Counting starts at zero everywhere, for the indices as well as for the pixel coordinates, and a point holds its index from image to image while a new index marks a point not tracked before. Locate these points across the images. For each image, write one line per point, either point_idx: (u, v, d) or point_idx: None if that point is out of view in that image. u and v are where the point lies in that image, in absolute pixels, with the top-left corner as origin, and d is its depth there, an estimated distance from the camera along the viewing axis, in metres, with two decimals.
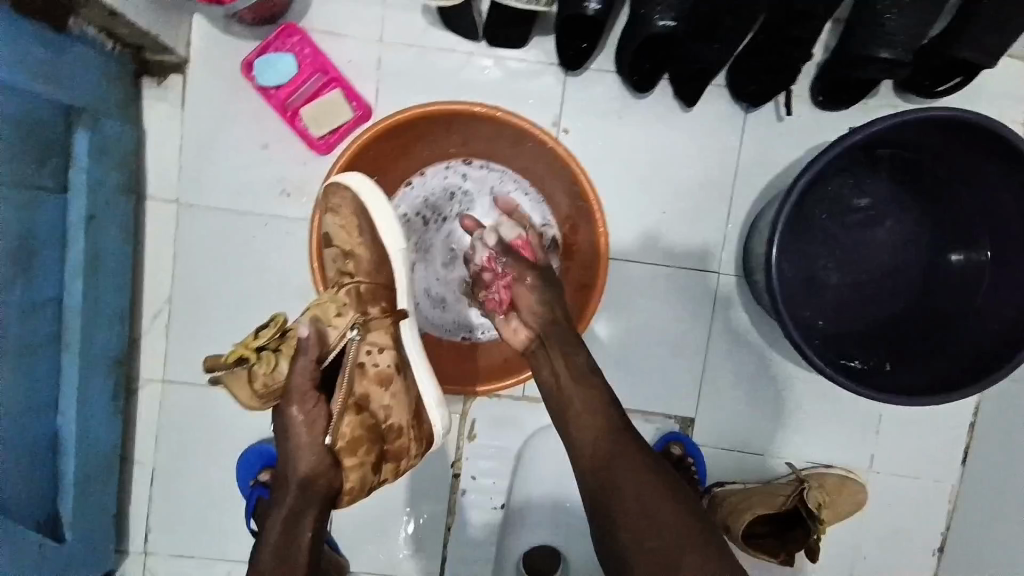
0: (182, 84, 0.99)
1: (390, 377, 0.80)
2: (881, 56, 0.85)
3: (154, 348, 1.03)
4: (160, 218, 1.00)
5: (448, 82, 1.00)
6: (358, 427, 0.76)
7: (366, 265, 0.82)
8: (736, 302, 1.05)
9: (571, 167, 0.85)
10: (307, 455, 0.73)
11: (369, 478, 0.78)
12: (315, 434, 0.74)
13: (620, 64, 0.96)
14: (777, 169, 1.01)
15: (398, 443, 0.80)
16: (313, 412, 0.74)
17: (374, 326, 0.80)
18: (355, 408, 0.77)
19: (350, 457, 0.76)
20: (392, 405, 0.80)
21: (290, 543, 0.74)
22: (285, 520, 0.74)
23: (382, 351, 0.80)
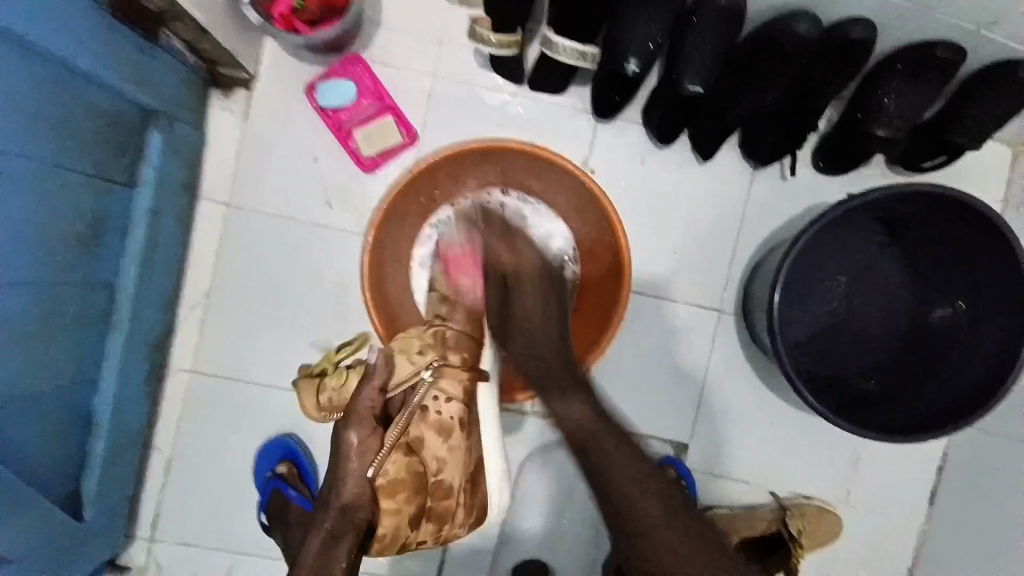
0: (245, 97, 1.07)
1: (450, 429, 0.91)
2: (878, 133, 0.97)
3: (188, 338, 1.08)
4: (209, 216, 1.08)
5: (491, 118, 1.10)
6: (401, 468, 0.87)
7: (457, 316, 0.96)
8: (735, 339, 1.14)
9: (605, 209, 0.99)
10: (354, 475, 0.84)
11: (404, 529, 0.87)
12: (363, 463, 0.85)
13: (648, 117, 1.07)
14: (779, 222, 1.12)
15: (443, 504, 0.90)
16: (367, 442, 0.85)
17: (447, 374, 0.92)
18: (406, 449, 0.88)
19: (388, 496, 0.86)
20: (444, 458, 0.90)
21: (324, 566, 0.80)
22: (321, 543, 0.81)
23: (449, 402, 0.92)
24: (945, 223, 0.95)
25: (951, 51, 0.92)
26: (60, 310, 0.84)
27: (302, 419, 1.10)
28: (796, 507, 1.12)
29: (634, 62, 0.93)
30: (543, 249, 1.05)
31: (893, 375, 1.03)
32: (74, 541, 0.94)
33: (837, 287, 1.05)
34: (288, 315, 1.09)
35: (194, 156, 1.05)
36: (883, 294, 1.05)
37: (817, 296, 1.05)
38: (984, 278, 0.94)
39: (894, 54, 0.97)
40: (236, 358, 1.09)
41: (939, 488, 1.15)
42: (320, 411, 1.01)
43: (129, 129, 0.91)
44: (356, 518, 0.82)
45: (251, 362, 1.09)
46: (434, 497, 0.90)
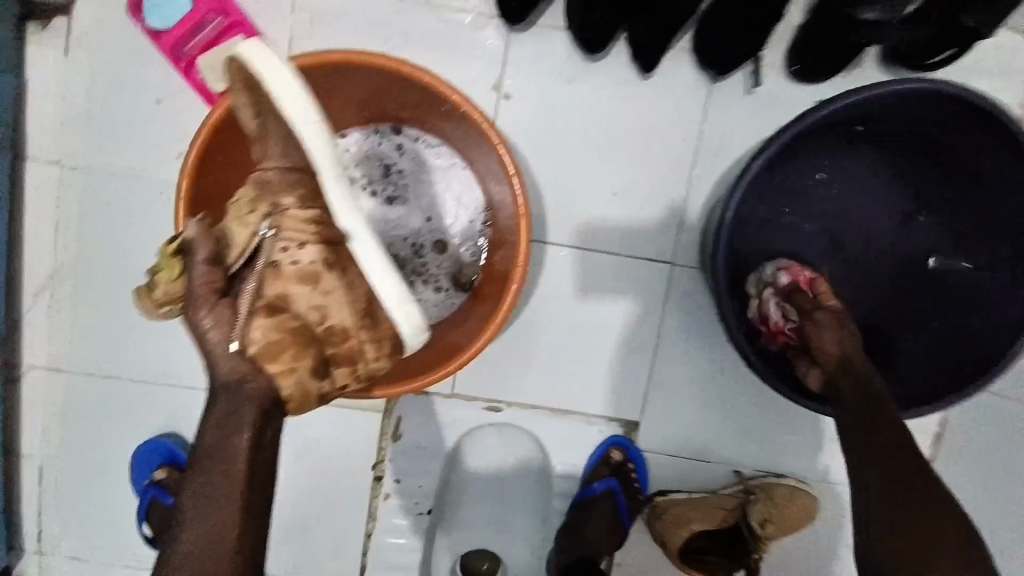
0: (64, 27, 0.86)
1: (317, 274, 0.64)
2: (864, 17, 0.72)
3: (37, 328, 0.91)
4: (42, 180, 0.88)
5: (372, 33, 0.87)
6: (271, 332, 0.62)
7: (274, 147, 0.66)
8: (692, 295, 0.95)
9: (469, 114, 0.74)
10: (223, 360, 0.63)
11: (312, 385, 0.65)
12: (223, 339, 0.62)
13: (568, 18, 0.84)
14: (745, 148, 0.90)
15: (346, 346, 0.66)
16: (218, 314, 0.62)
17: (290, 219, 0.65)
18: (271, 311, 0.63)
19: (271, 362, 0.63)
20: (325, 303, 0.65)
21: (220, 453, 0.62)
22: (218, 427, 0.62)
23: (302, 246, 0.64)
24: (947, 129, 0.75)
25: None
26: None
27: (185, 413, 0.95)
28: (767, 488, 0.94)
29: None
30: (454, 201, 0.86)
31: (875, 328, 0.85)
32: None
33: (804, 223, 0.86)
34: None
35: (8, 105, 0.84)
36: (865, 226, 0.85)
37: (783, 235, 0.86)
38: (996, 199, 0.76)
39: None
40: (99, 348, 0.92)
41: (940, 456, 0.98)
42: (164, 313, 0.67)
43: None
44: (249, 391, 0.63)
45: (113, 353, 0.92)
46: (332, 346, 0.65)
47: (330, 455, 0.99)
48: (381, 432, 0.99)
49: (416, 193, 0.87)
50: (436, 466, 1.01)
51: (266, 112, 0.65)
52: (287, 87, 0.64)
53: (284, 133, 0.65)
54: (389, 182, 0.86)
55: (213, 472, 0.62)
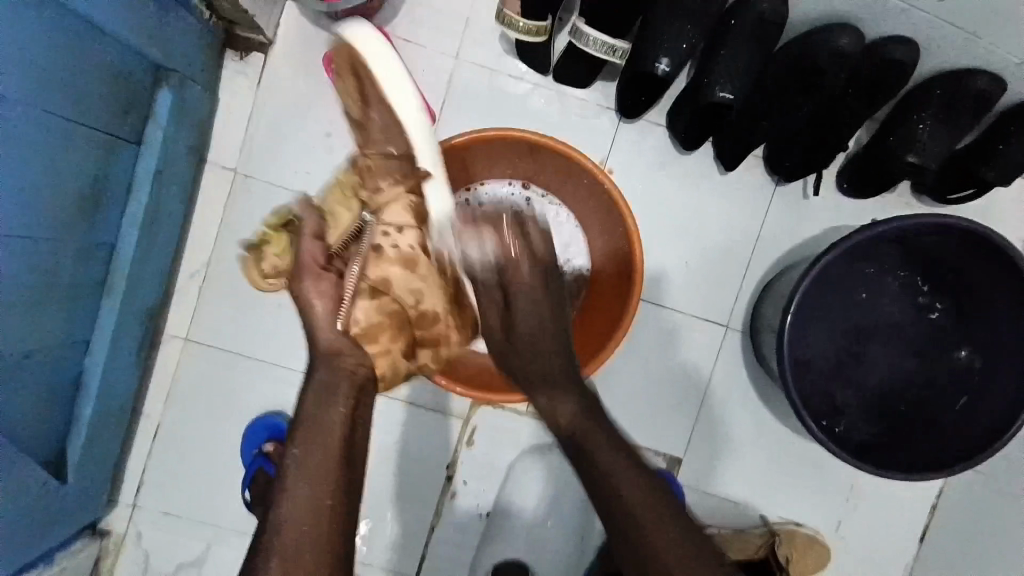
0: (262, 63, 1.03)
1: (413, 259, 0.85)
2: (908, 158, 0.93)
3: (183, 305, 1.06)
4: (215, 185, 1.05)
5: (510, 106, 1.06)
6: (377, 312, 0.83)
7: (376, 137, 0.88)
8: (739, 355, 1.12)
9: (606, 185, 0.93)
10: (326, 330, 0.78)
11: (399, 362, 0.86)
12: (331, 316, 0.78)
13: (673, 121, 1.03)
14: (796, 241, 1.09)
15: (432, 328, 0.89)
16: (323, 292, 0.78)
17: (390, 212, 0.86)
18: (374, 292, 0.83)
19: (373, 342, 0.83)
20: (420, 288, 0.86)
21: (320, 419, 0.72)
22: (317, 395, 0.74)
23: (401, 235, 0.85)
24: (960, 246, 0.90)
25: (992, 80, 0.89)
26: (52, 270, 0.81)
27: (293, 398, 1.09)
28: (787, 533, 1.10)
29: (664, 63, 0.90)
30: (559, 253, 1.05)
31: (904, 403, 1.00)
32: (58, 504, 0.92)
33: (852, 307, 1.00)
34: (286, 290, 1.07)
35: (205, 120, 1.02)
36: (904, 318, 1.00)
37: (834, 324, 1.00)
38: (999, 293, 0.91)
39: (932, 78, 0.94)
40: (234, 331, 1.07)
41: (933, 524, 1.13)
42: (267, 282, 1.00)
43: (138, 87, 0.87)
44: (346, 364, 0.76)
45: (244, 336, 1.07)
46: (421, 326, 0.89)
47: (409, 451, 1.14)
48: (459, 436, 1.14)
49: None
50: (498, 475, 1.14)
51: (370, 106, 0.88)
52: (394, 76, 0.86)
53: (386, 127, 0.87)
54: None
55: (313, 439, 0.71)
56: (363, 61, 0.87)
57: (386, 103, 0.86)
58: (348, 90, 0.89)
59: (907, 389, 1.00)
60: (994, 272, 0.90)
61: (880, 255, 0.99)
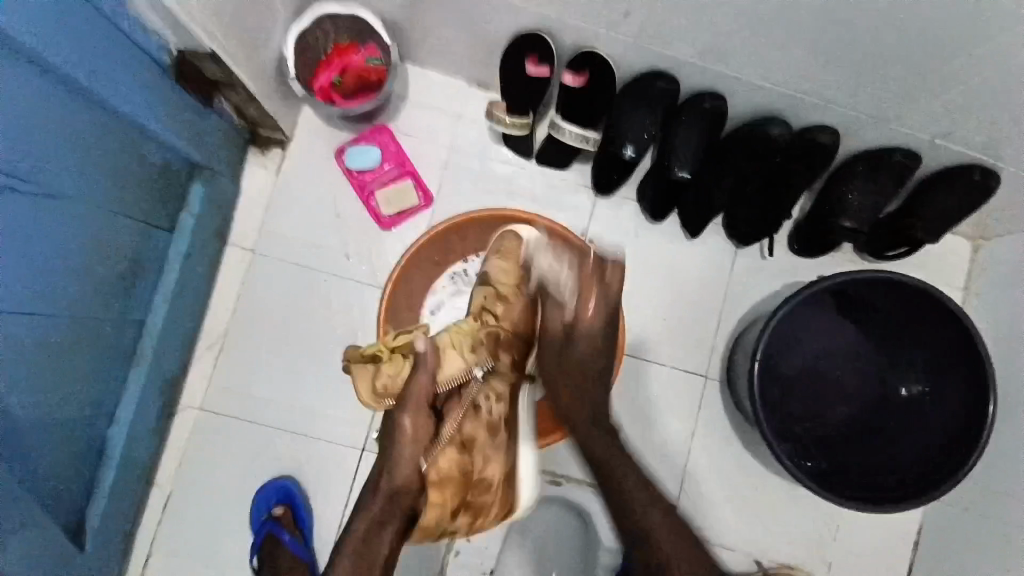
0: (281, 156, 1.17)
1: (499, 428, 0.92)
2: (844, 223, 1.09)
3: (200, 375, 1.14)
4: (234, 263, 1.15)
5: (499, 186, 1.21)
6: (454, 464, 0.87)
7: (512, 313, 0.98)
8: (719, 403, 1.21)
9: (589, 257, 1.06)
10: (407, 466, 0.86)
11: (445, 519, 0.89)
12: (415, 451, 0.86)
13: (642, 197, 1.19)
14: (760, 296, 1.22)
15: (484, 497, 0.90)
16: (420, 425, 0.87)
17: (498, 377, 0.94)
18: (459, 446, 0.88)
19: (437, 490, 0.87)
20: (493, 456, 0.91)
21: (369, 554, 0.82)
22: (369, 527, 0.83)
23: (498, 402, 0.93)
24: (892, 296, 1.03)
25: (906, 155, 1.04)
26: (89, 343, 0.89)
27: (303, 461, 1.14)
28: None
29: (631, 148, 1.07)
30: None
31: (856, 439, 1.10)
32: (76, 572, 0.94)
33: (811, 346, 1.13)
34: (298, 357, 1.15)
35: (229, 206, 1.14)
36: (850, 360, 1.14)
37: (785, 360, 1.12)
38: (924, 337, 1.04)
39: (857, 156, 1.09)
40: (247, 397, 1.14)
41: (915, 559, 1.18)
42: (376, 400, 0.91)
43: (176, 181, 1.00)
44: (402, 505, 0.85)
45: (256, 403, 1.14)
46: (476, 492, 0.90)
47: None
48: None
49: None
50: (500, 531, 1.18)
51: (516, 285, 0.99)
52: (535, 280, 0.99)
53: (525, 313, 0.98)
54: None
55: (360, 572, 0.81)
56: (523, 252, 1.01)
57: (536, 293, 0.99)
58: (500, 265, 1.00)
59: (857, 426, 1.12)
60: (930, 321, 1.02)
61: (833, 310, 1.10)
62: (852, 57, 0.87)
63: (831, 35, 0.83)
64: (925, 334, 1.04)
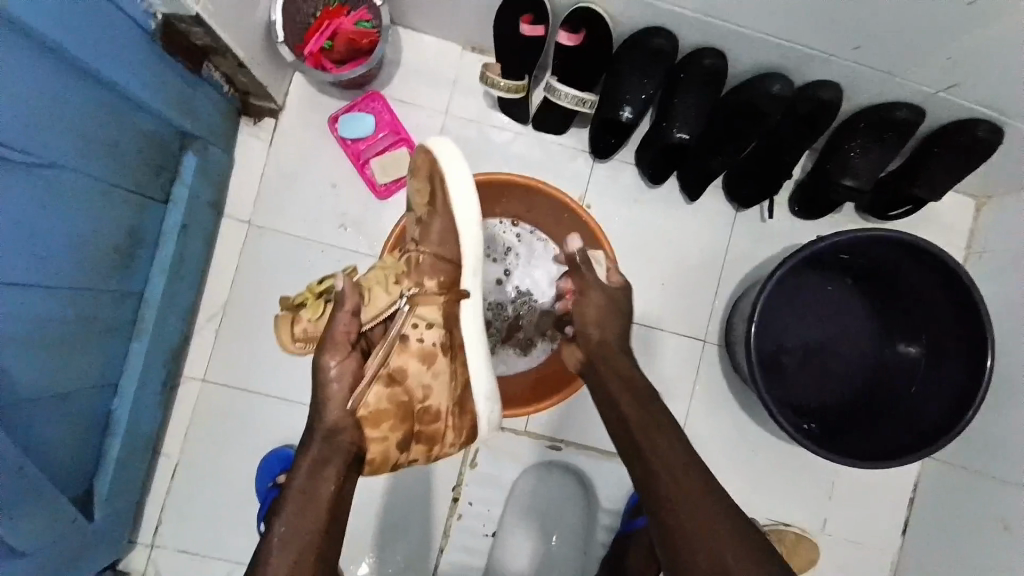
0: (273, 126, 1.16)
1: (432, 355, 0.93)
2: (845, 182, 1.07)
3: (202, 348, 1.15)
4: (231, 235, 1.15)
5: (496, 153, 1.19)
6: (385, 399, 0.90)
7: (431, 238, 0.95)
8: (718, 367, 1.21)
9: (586, 220, 1.05)
10: (337, 406, 0.87)
11: (394, 451, 0.92)
12: (344, 389, 0.88)
13: (641, 160, 1.16)
14: (759, 260, 1.21)
15: (432, 426, 0.94)
16: (345, 364, 0.88)
17: (424, 303, 0.93)
18: (388, 379, 0.91)
19: (374, 426, 0.89)
20: (431, 385, 0.94)
21: (311, 494, 0.81)
22: (311, 466, 0.83)
23: (428, 329, 0.93)
24: (905, 261, 1.02)
25: (908, 111, 1.02)
26: (88, 315, 0.89)
27: None
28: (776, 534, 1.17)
29: (628, 110, 1.05)
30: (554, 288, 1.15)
31: (855, 397, 1.11)
32: (87, 539, 0.97)
33: (812, 309, 1.13)
34: None
35: (223, 178, 1.12)
36: (852, 321, 1.13)
37: (782, 325, 1.12)
38: (930, 310, 1.04)
39: (859, 113, 1.07)
40: (249, 368, 1.15)
41: (911, 515, 1.21)
42: (296, 346, 0.95)
43: (167, 152, 0.98)
44: (341, 444, 0.86)
45: (259, 374, 1.15)
46: (422, 421, 0.94)
47: (416, 475, 1.20)
48: (462, 458, 1.20)
49: (524, 272, 1.15)
50: (502, 494, 1.21)
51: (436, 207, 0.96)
52: (468, 204, 0.96)
53: (445, 234, 0.96)
54: (508, 261, 1.15)
55: (304, 510, 0.81)
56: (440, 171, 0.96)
57: (450, 211, 0.96)
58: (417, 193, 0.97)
59: (857, 386, 1.11)
60: (931, 278, 1.01)
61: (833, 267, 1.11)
62: (855, 9, 0.84)
63: None
64: (931, 307, 1.04)
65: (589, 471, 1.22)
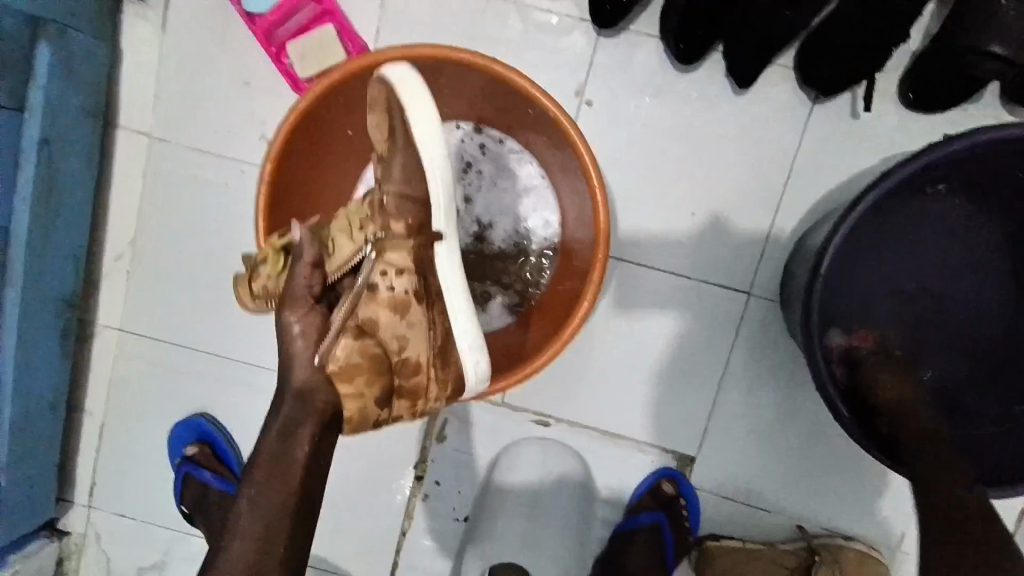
0: (163, 2, 0.87)
1: (407, 304, 0.63)
2: (992, 48, 0.67)
3: (112, 292, 0.95)
4: (129, 152, 0.92)
5: (458, 29, 0.85)
6: (354, 353, 0.63)
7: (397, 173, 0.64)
8: (766, 328, 0.88)
9: (561, 124, 0.72)
10: (302, 364, 0.64)
11: (373, 411, 0.66)
12: (309, 346, 0.65)
13: (664, 29, 0.79)
14: (841, 176, 0.83)
15: (414, 382, 0.66)
16: (309, 320, 0.65)
17: (393, 244, 0.63)
18: (356, 331, 0.63)
19: (344, 384, 0.64)
20: (409, 335, 0.64)
21: (280, 459, 0.64)
22: (280, 430, 0.64)
23: (400, 274, 0.63)
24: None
25: None
26: None
27: (239, 391, 0.97)
28: (833, 548, 0.88)
29: None
30: (530, 223, 0.84)
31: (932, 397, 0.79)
32: None
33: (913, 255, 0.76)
34: (219, 271, 0.94)
35: (106, 78, 0.87)
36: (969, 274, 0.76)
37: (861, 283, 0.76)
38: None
39: None
40: (167, 317, 0.96)
41: None
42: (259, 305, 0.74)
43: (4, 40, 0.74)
44: (313, 406, 0.64)
45: (180, 324, 0.96)
46: (402, 378, 0.65)
47: (372, 447, 0.99)
48: (428, 430, 0.97)
49: (488, 196, 0.84)
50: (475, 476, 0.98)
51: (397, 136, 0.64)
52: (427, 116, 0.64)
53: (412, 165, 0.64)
54: (468, 181, 0.84)
55: (271, 481, 0.64)
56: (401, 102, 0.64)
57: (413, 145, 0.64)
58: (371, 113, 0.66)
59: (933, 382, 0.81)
60: None
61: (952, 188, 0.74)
62: None
63: None
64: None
65: (585, 451, 0.95)
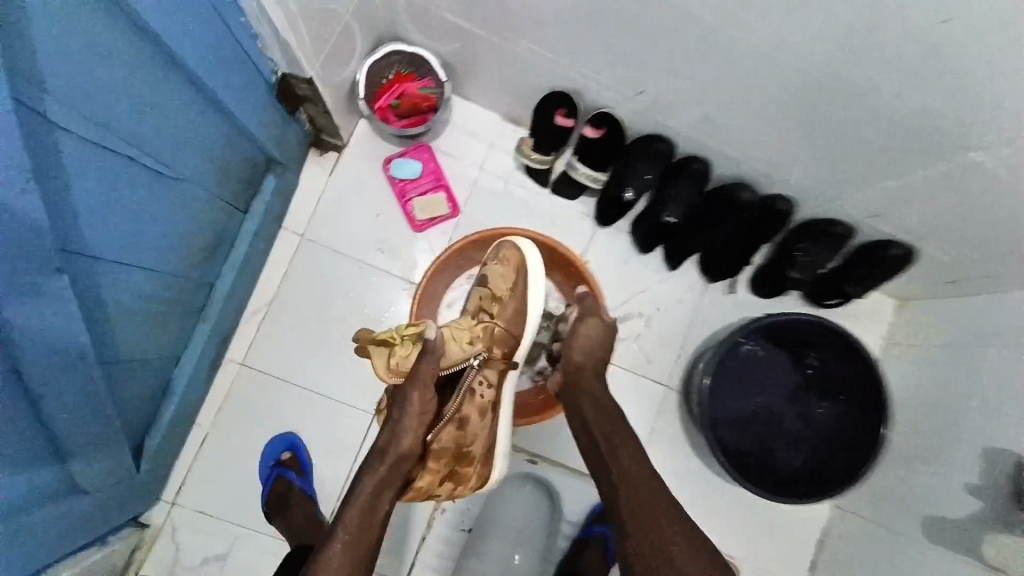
0: (335, 158, 1.37)
1: (486, 410, 1.13)
2: (792, 274, 1.31)
3: (244, 336, 1.33)
4: (285, 244, 1.35)
5: (515, 207, 1.43)
6: (451, 435, 1.08)
7: (506, 315, 1.15)
8: (676, 410, 1.45)
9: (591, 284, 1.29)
10: (413, 435, 1.03)
11: (436, 480, 1.09)
12: (423, 423, 1.04)
13: (634, 231, 1.41)
14: (719, 325, 1.46)
15: (467, 466, 1.12)
16: (429, 399, 1.04)
17: (490, 365, 1.13)
18: (457, 420, 1.08)
19: (434, 456, 1.07)
20: (478, 431, 1.12)
21: (373, 509, 0.96)
22: (377, 483, 0.99)
23: (489, 388, 1.13)
24: (838, 346, 1.27)
25: (845, 227, 1.27)
26: (178, 299, 1.07)
27: (318, 419, 1.33)
28: None
29: (630, 192, 1.29)
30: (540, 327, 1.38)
31: (785, 466, 1.30)
32: (131, 488, 1.13)
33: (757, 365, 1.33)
34: (326, 332, 1.35)
35: (287, 197, 1.33)
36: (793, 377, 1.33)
37: (739, 381, 1.33)
38: (854, 386, 1.28)
39: (807, 222, 1.31)
40: (282, 360, 1.33)
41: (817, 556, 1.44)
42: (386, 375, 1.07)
43: (255, 173, 1.19)
44: (404, 467, 1.02)
45: (289, 365, 1.33)
46: (462, 461, 1.12)
47: None
48: None
49: None
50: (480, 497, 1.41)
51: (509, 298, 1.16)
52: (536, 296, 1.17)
53: (514, 316, 1.15)
54: None
55: (364, 527, 0.94)
56: (524, 267, 1.17)
57: (523, 305, 1.16)
58: (497, 279, 1.17)
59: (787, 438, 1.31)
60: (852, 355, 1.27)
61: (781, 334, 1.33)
62: (807, 153, 1.11)
63: (797, 134, 1.07)
64: (861, 392, 1.27)
65: (556, 484, 1.42)
